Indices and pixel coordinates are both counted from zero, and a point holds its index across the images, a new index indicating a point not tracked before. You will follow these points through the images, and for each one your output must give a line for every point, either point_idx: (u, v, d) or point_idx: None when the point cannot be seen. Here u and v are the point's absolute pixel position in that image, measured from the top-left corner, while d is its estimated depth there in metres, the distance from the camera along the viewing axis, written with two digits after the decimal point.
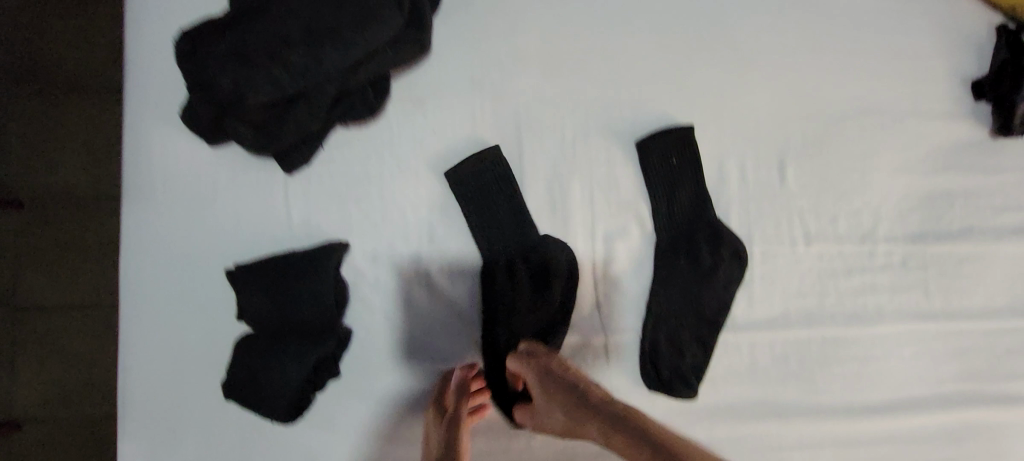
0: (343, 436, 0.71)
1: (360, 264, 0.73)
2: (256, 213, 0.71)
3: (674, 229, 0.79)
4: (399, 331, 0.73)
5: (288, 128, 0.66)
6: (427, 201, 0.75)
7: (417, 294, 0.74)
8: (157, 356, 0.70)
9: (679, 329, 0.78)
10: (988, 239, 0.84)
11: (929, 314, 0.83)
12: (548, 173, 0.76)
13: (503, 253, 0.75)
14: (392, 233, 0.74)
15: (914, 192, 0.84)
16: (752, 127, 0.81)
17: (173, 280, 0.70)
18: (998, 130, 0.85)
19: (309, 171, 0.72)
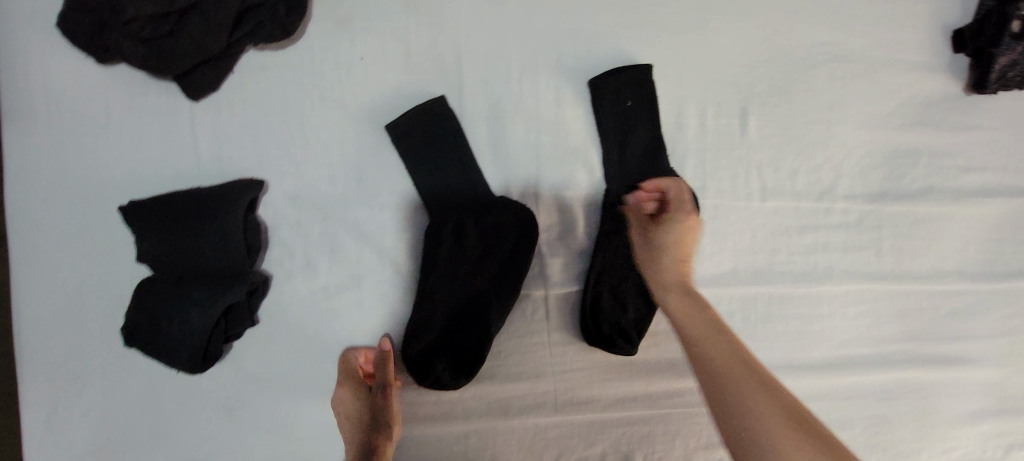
0: (265, 386, 0.68)
1: (279, 205, 0.66)
2: (159, 144, 0.63)
3: (624, 179, 0.74)
4: (323, 279, 0.68)
5: (184, 47, 0.58)
6: (355, 138, 0.67)
7: (343, 239, 0.68)
8: (51, 297, 0.64)
9: (623, 282, 0.75)
10: (947, 199, 0.81)
11: (880, 274, 0.82)
12: (490, 112, 0.70)
13: (440, 197, 0.69)
14: (316, 171, 0.67)
15: (878, 148, 0.80)
16: (713, 71, 0.75)
17: (64, 215, 0.63)
18: (972, 87, 0.80)
19: (218, 99, 0.64)
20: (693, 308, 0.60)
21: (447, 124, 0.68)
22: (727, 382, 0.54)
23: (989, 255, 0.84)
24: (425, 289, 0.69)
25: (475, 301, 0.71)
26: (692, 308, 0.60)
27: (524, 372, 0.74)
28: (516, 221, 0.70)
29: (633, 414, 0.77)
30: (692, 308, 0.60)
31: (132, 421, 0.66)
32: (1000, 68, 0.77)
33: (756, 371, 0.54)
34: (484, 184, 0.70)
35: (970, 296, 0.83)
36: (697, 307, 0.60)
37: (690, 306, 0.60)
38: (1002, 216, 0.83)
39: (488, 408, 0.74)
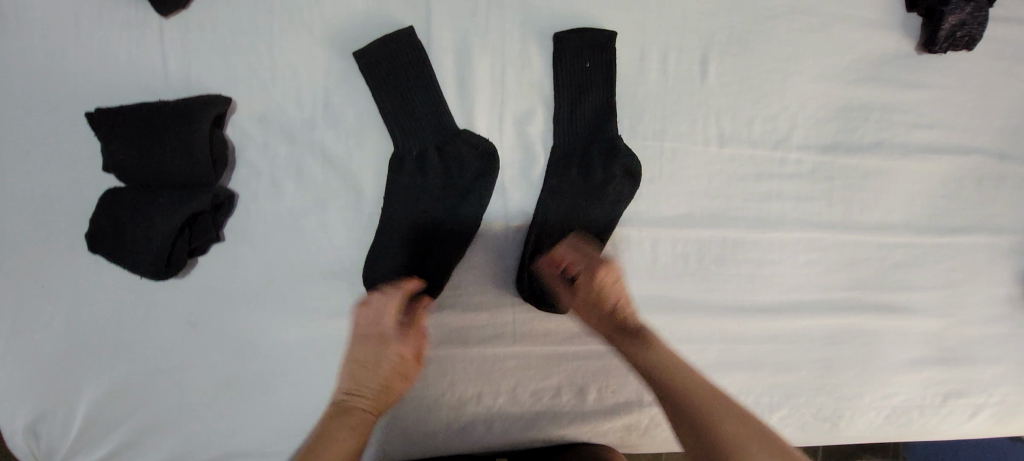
0: (228, 303, 0.69)
1: (247, 126, 0.68)
2: (128, 58, 0.65)
3: (574, 141, 0.76)
4: (289, 201, 0.70)
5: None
6: (324, 64, 0.69)
7: (309, 163, 0.70)
8: (16, 207, 0.65)
9: (563, 242, 0.77)
10: (896, 154, 0.85)
11: (829, 225, 0.85)
12: (458, 47, 0.72)
13: (405, 127, 0.71)
14: (285, 95, 0.68)
15: (832, 102, 0.83)
16: (675, 18, 0.77)
17: (31, 124, 0.64)
18: (923, 46, 0.84)
19: (188, 16, 0.65)
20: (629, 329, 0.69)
21: (414, 54, 0.70)
22: (677, 398, 0.64)
23: (934, 210, 0.88)
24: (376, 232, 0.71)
25: (435, 230, 0.73)
26: (628, 333, 0.69)
27: (482, 303, 0.77)
28: (477, 153, 0.73)
29: (590, 349, 0.80)
30: (630, 335, 0.68)
31: (94, 332, 0.67)
32: (950, 27, 0.80)
33: (693, 375, 0.65)
34: (444, 131, 0.72)
35: (914, 249, 0.87)
36: (631, 326, 0.69)
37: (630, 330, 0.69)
38: (947, 173, 0.87)
39: (449, 337, 0.76)
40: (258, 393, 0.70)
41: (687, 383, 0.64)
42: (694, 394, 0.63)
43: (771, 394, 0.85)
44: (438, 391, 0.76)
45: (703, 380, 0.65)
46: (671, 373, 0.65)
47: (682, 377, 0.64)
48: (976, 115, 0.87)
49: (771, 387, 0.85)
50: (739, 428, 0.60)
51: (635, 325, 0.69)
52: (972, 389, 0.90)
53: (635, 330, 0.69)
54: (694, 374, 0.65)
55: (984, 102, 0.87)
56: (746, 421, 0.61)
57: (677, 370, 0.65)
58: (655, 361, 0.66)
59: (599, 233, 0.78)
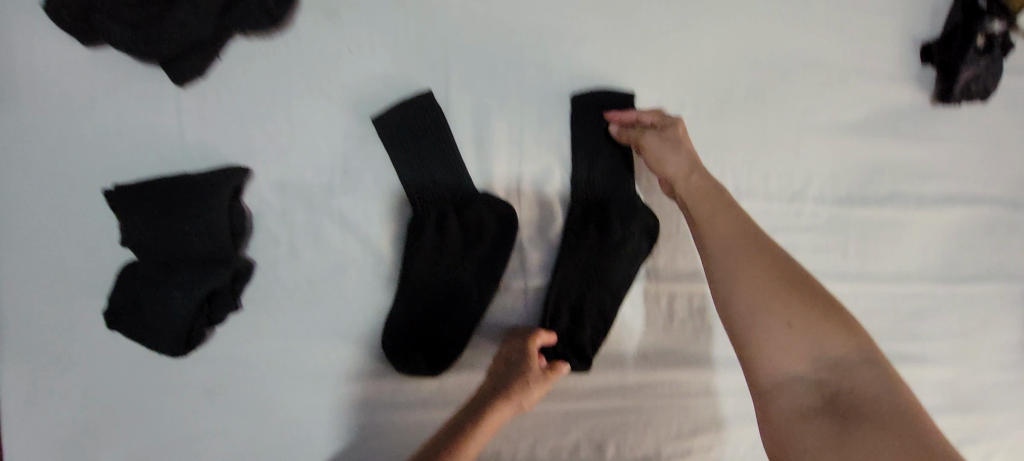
0: (247, 370, 0.69)
1: (265, 193, 0.67)
2: (144, 128, 0.63)
3: (590, 197, 0.76)
4: (308, 267, 0.69)
5: (168, 30, 0.58)
6: (342, 129, 0.68)
7: (328, 229, 0.69)
8: (31, 280, 0.64)
9: (580, 299, 0.76)
10: (910, 205, 0.85)
11: (845, 275, 0.85)
12: (478, 108, 0.71)
13: (423, 190, 0.71)
14: (303, 161, 0.68)
15: (848, 154, 0.83)
16: (694, 75, 0.77)
17: (45, 197, 0.63)
18: (939, 98, 0.84)
19: (204, 85, 0.64)
20: (725, 206, 0.68)
21: (432, 118, 0.69)
22: (740, 260, 0.65)
23: (948, 259, 0.88)
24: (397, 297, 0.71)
25: (454, 292, 0.72)
26: (724, 199, 0.69)
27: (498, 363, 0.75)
28: (495, 216, 0.72)
29: (609, 405, 0.79)
30: (721, 205, 0.69)
31: (111, 404, 0.66)
32: (964, 81, 0.81)
33: (772, 258, 0.65)
34: (463, 193, 0.72)
35: (929, 297, 0.88)
36: (724, 197, 0.69)
37: (725, 198, 0.69)
38: (960, 222, 0.88)
39: None
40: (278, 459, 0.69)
41: (758, 247, 0.66)
42: (771, 276, 0.64)
43: None
44: None
45: (780, 256, 0.65)
46: (753, 247, 0.66)
47: (762, 256, 0.65)
48: (988, 164, 0.87)
49: None
50: (778, 290, 0.63)
51: (726, 201, 0.69)
52: (986, 434, 0.90)
53: (727, 205, 0.69)
54: (779, 256, 0.65)
55: (996, 151, 0.87)
56: (810, 306, 0.62)
57: (760, 247, 0.65)
58: (737, 226, 0.67)
59: (616, 289, 0.77)
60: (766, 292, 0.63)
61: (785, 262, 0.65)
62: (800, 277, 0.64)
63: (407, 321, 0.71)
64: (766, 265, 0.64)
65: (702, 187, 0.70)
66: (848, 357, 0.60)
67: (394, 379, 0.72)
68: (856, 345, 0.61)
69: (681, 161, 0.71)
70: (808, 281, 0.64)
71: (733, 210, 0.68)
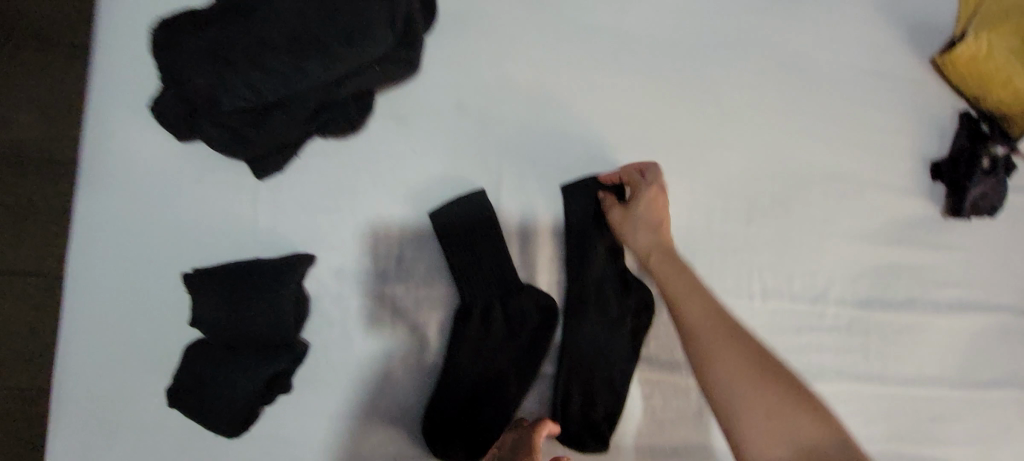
0: (289, 451, 0.70)
1: (325, 278, 0.71)
2: (221, 214, 0.69)
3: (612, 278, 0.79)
4: (358, 349, 0.72)
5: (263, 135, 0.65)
6: (399, 221, 0.73)
7: (380, 314, 0.73)
8: (93, 355, 0.66)
9: (611, 384, 0.78)
10: (925, 311, 0.90)
11: (866, 376, 0.88)
12: (525, 204, 0.77)
13: (471, 280, 0.74)
14: (362, 249, 0.72)
15: (866, 260, 0.88)
16: (723, 183, 0.83)
17: (122, 275, 0.67)
18: (949, 211, 0.89)
19: (282, 179, 0.70)
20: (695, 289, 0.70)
21: (484, 213, 0.74)
22: (710, 338, 0.66)
23: (964, 364, 0.91)
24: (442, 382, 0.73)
25: (493, 379, 0.74)
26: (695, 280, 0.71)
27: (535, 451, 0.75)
28: (536, 307, 0.76)
29: None
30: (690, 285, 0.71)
31: None
32: (973, 197, 0.87)
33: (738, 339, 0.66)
34: (510, 285, 0.76)
35: (948, 402, 0.90)
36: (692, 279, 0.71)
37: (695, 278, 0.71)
38: (974, 329, 0.92)
39: None
40: None
41: (733, 333, 0.67)
42: (738, 356, 0.65)
43: None
44: None
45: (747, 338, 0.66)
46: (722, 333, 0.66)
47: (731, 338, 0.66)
48: (997, 274, 0.92)
49: None
50: (748, 370, 0.64)
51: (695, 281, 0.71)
52: None
53: (695, 286, 0.71)
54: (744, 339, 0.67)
55: (1004, 263, 0.92)
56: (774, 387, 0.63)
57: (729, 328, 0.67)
58: (705, 307, 0.69)
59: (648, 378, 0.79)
60: (735, 374, 0.64)
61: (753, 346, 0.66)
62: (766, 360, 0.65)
63: (450, 406, 0.73)
64: (735, 346, 0.65)
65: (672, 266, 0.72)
66: (820, 444, 0.60)
67: None
68: (826, 429, 0.61)
69: (651, 240, 0.74)
70: (775, 362, 0.65)
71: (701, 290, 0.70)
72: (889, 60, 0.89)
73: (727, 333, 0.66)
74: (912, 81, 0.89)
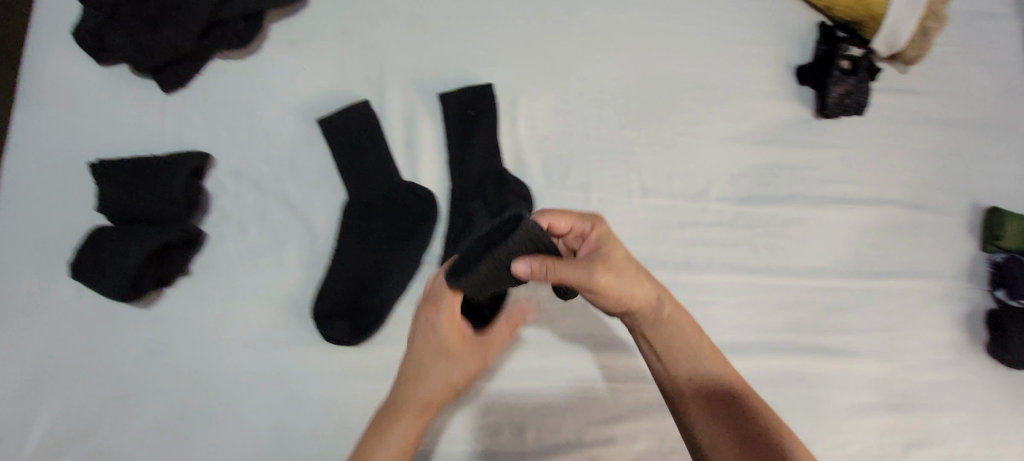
0: (189, 332, 0.77)
1: (224, 179, 0.80)
2: (132, 125, 0.79)
3: (486, 171, 0.85)
4: (252, 241, 0.80)
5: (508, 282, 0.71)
6: (291, 130, 0.83)
7: (273, 210, 0.80)
8: (18, 246, 0.75)
9: None
10: (808, 205, 0.93)
11: (756, 269, 0.91)
12: (407, 113, 0.85)
13: (358, 178, 0.82)
14: (256, 153, 0.81)
15: (742, 159, 0.94)
16: (594, 91, 0.91)
17: (45, 178, 0.77)
18: (819, 112, 0.95)
19: (185, 93, 0.81)
20: (671, 353, 0.68)
21: (368, 121, 0.83)
22: (671, 330, 0.68)
23: (858, 257, 0.94)
24: (330, 270, 0.80)
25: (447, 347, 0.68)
26: (682, 343, 0.68)
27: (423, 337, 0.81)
28: (419, 202, 0.83)
29: (523, 386, 0.83)
30: (670, 350, 0.68)
31: (68, 358, 0.74)
32: (838, 94, 0.93)
33: (724, 399, 0.67)
34: (392, 182, 0.83)
35: (843, 293, 0.92)
36: (660, 345, 0.68)
37: (681, 342, 0.68)
38: (864, 223, 0.95)
39: (387, 373, 0.79)
40: (207, 420, 0.75)
41: (694, 352, 0.68)
42: (706, 415, 0.66)
43: None
44: None
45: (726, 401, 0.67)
46: (702, 396, 0.67)
47: (713, 397, 0.67)
48: (879, 169, 0.96)
49: None
50: (713, 372, 0.68)
51: (682, 348, 0.68)
52: (931, 437, 0.89)
53: (680, 352, 0.68)
54: (727, 391, 0.67)
55: (884, 159, 0.97)
56: (734, 448, 0.64)
57: (712, 389, 0.67)
58: (687, 372, 0.68)
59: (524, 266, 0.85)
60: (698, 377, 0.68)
61: (728, 396, 0.67)
62: (724, 418, 0.66)
63: (340, 293, 0.79)
64: (705, 346, 0.69)
65: (650, 340, 0.69)
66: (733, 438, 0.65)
67: (321, 349, 0.79)
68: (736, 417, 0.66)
69: (650, 291, 0.67)
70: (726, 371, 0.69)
71: (678, 357, 0.68)
72: None
73: (697, 335, 0.69)
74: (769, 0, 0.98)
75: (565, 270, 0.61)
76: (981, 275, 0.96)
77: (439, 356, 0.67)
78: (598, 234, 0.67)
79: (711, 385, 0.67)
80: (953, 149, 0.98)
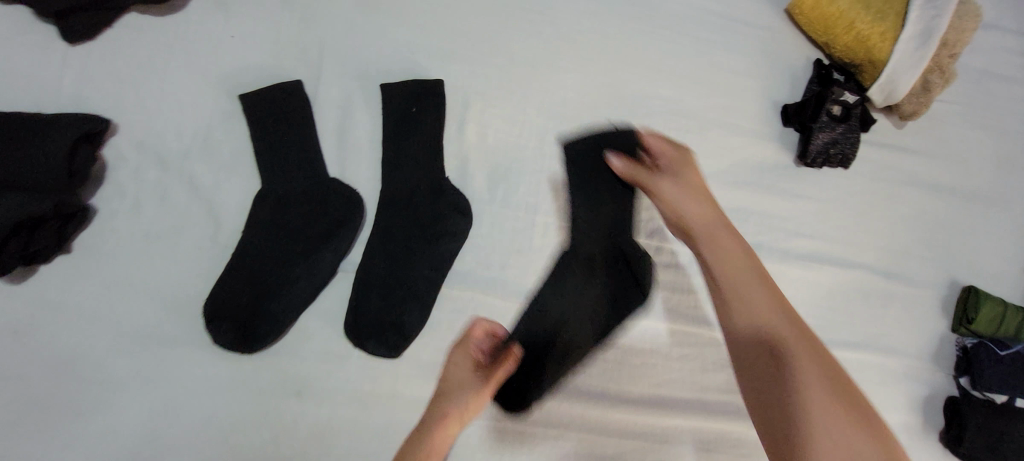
0: (60, 316, 0.69)
1: (124, 149, 0.72)
2: (28, 76, 0.71)
3: (421, 177, 0.77)
4: (146, 222, 0.71)
5: (564, 303, 0.75)
6: (209, 103, 0.74)
7: (174, 189, 0.72)
8: None
9: (418, 285, 0.75)
10: (772, 258, 0.86)
11: (704, 320, 0.84)
12: (342, 101, 0.77)
13: (276, 166, 0.74)
14: (163, 124, 0.73)
15: (711, 198, 0.85)
16: (557, 103, 0.82)
17: None
18: (800, 158, 0.87)
19: (92, 47, 0.73)
20: (753, 311, 0.58)
21: (295, 104, 0.74)
22: (749, 299, 0.59)
23: (817, 320, 0.86)
24: (231, 266, 0.71)
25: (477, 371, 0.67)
26: (774, 307, 0.58)
27: (328, 352, 0.73)
28: (341, 202, 0.75)
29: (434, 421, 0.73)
30: (756, 311, 0.58)
31: None
32: (821, 143, 0.85)
33: (808, 367, 0.54)
34: (313, 175, 0.75)
35: None
36: (748, 305, 0.59)
37: (771, 304, 0.59)
38: (830, 285, 0.87)
39: (283, 387, 0.72)
40: (68, 421, 0.67)
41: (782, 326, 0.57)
42: (784, 388, 0.54)
43: None
44: (265, 448, 0.69)
45: (817, 373, 0.54)
46: (782, 366, 0.55)
47: (799, 364, 0.54)
48: (856, 229, 0.89)
49: None
50: (811, 355, 0.55)
51: (771, 309, 0.58)
52: None
53: (765, 316, 0.58)
54: (808, 371, 0.53)
55: (864, 218, 0.89)
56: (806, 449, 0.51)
57: (798, 359, 0.55)
58: (770, 335, 0.56)
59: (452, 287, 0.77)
60: (788, 360, 0.55)
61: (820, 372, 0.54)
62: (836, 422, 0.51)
63: (237, 293, 0.71)
64: (787, 324, 0.57)
65: (738, 296, 0.60)
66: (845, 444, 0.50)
67: (210, 353, 0.71)
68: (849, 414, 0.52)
69: (734, 246, 0.63)
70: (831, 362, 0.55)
71: (768, 318, 0.58)
72: (740, 7, 0.90)
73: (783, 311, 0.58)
74: (764, 28, 0.89)
75: (644, 175, 0.70)
76: (945, 357, 0.89)
77: (462, 382, 0.66)
78: (679, 157, 0.71)
79: (800, 354, 0.55)
80: (938, 216, 0.91)
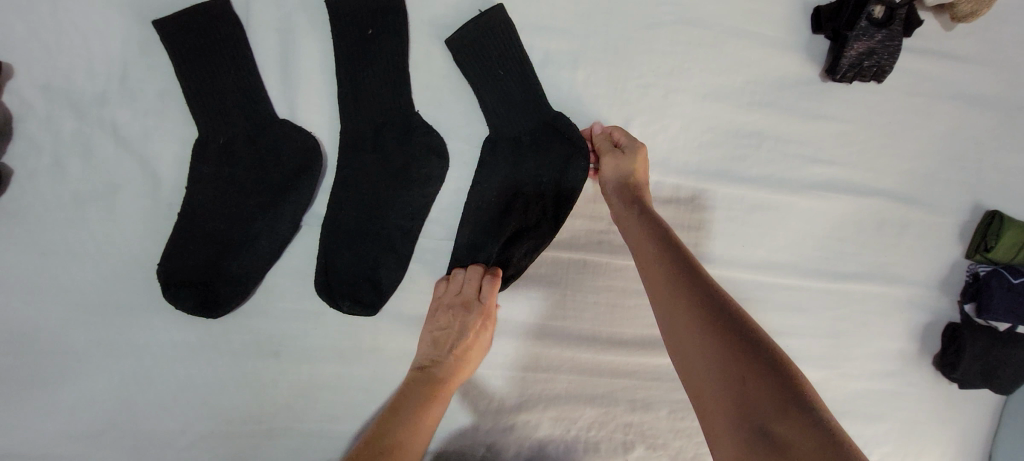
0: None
1: (28, 96, 0.62)
2: None
3: (385, 113, 0.67)
4: (74, 182, 0.63)
5: (513, 220, 0.69)
6: (121, 33, 0.63)
7: (98, 140, 0.63)
8: None
9: (392, 238, 0.68)
10: (784, 188, 0.77)
11: (704, 258, 0.77)
12: (285, 25, 0.65)
13: (214, 106, 0.63)
14: (70, 63, 0.62)
15: (720, 123, 0.75)
16: (542, 18, 0.70)
17: None
18: (827, 73, 0.76)
19: None
20: (708, 338, 0.50)
21: (226, 31, 0.63)
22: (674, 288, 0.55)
23: (825, 253, 0.81)
24: (181, 228, 0.64)
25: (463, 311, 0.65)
26: (732, 330, 0.49)
27: (299, 311, 0.68)
28: (296, 146, 0.65)
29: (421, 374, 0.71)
30: (700, 333, 0.50)
31: None
32: (855, 55, 0.72)
33: (778, 399, 0.45)
34: (260, 116, 0.65)
35: (799, 291, 0.80)
36: (698, 335, 0.51)
37: (730, 328, 0.49)
38: (844, 215, 0.80)
39: (255, 349, 0.68)
40: (35, 392, 0.64)
41: (709, 309, 0.52)
42: (750, 426, 0.44)
43: (625, 432, 0.78)
44: (247, 406, 0.68)
45: (791, 402, 0.44)
46: (745, 395, 0.46)
47: (765, 394, 0.45)
48: (880, 152, 0.79)
49: (625, 426, 0.78)
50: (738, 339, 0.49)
51: (729, 331, 0.49)
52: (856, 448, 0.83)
53: (712, 339, 0.50)
54: (731, 357, 0.48)
55: (889, 139, 0.79)
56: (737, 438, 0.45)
57: (766, 388, 0.45)
58: (727, 366, 0.48)
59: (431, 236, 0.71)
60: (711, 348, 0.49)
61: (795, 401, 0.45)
62: (764, 414, 0.44)
63: (191, 256, 0.64)
64: (715, 307, 0.52)
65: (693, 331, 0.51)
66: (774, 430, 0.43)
67: (172, 319, 0.66)
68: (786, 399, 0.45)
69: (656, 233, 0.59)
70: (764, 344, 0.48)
71: (727, 348, 0.48)
72: None
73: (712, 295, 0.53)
74: None
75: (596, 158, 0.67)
76: (954, 283, 0.84)
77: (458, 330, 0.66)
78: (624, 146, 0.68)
79: (770, 382, 0.46)
80: (975, 133, 0.81)
